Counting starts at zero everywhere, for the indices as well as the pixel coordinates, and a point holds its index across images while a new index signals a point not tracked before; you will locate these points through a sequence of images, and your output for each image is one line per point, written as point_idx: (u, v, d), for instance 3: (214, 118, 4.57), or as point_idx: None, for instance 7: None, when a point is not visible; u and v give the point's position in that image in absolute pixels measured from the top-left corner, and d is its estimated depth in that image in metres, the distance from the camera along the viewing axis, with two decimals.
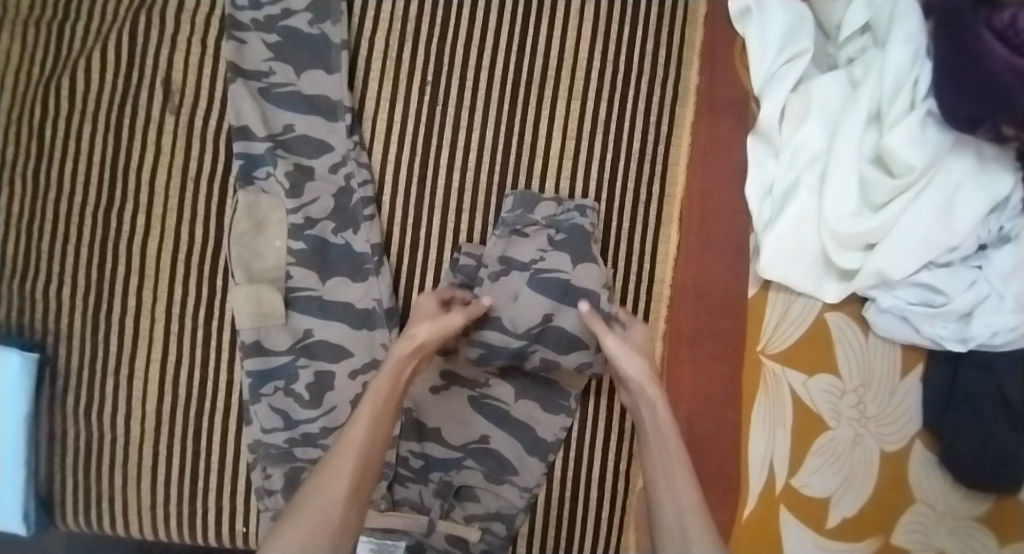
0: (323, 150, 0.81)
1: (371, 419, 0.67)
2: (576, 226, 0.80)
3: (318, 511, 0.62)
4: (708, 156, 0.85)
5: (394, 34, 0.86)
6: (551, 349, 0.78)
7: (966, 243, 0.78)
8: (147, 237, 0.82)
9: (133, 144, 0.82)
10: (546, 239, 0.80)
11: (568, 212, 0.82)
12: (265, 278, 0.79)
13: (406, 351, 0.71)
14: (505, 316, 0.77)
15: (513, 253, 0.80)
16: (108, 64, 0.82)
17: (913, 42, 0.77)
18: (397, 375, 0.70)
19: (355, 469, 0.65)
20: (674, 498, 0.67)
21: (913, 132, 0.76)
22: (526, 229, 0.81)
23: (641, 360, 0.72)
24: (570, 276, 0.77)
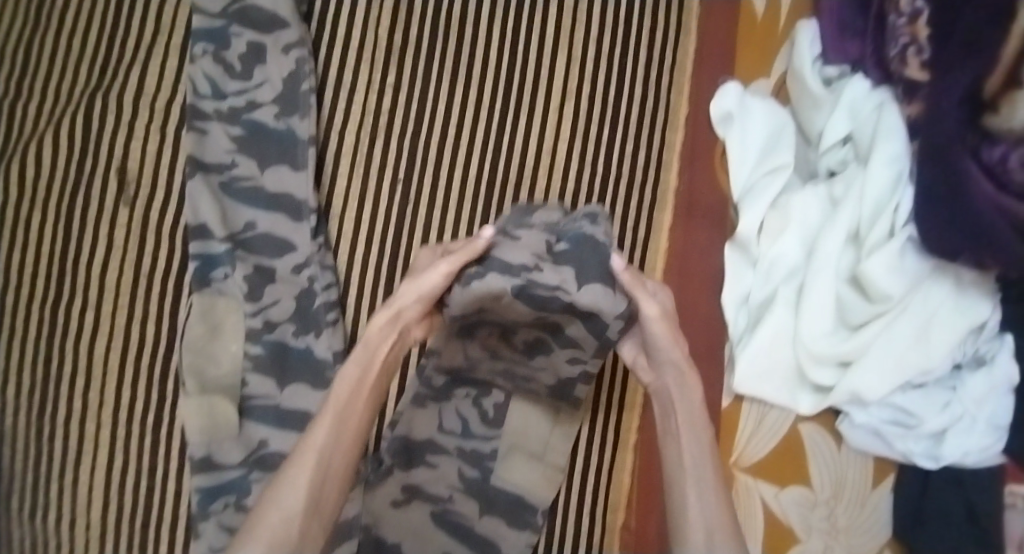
0: (285, 250, 0.77)
1: (336, 416, 0.59)
2: (582, 235, 0.64)
3: (269, 527, 0.55)
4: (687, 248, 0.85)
5: (365, 129, 0.84)
6: (546, 335, 0.70)
7: (938, 365, 0.74)
8: (95, 333, 0.77)
9: (85, 234, 0.78)
10: (542, 246, 0.64)
11: (576, 221, 0.66)
12: (218, 387, 0.74)
13: (383, 324, 0.63)
14: (487, 309, 0.67)
15: (497, 253, 0.63)
16: (61, 149, 0.78)
17: (897, 163, 0.75)
18: (369, 359, 0.62)
19: (313, 477, 0.57)
20: (703, 506, 0.58)
21: (891, 260, 0.74)
22: (517, 232, 0.66)
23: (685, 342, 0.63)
24: (574, 298, 0.61)
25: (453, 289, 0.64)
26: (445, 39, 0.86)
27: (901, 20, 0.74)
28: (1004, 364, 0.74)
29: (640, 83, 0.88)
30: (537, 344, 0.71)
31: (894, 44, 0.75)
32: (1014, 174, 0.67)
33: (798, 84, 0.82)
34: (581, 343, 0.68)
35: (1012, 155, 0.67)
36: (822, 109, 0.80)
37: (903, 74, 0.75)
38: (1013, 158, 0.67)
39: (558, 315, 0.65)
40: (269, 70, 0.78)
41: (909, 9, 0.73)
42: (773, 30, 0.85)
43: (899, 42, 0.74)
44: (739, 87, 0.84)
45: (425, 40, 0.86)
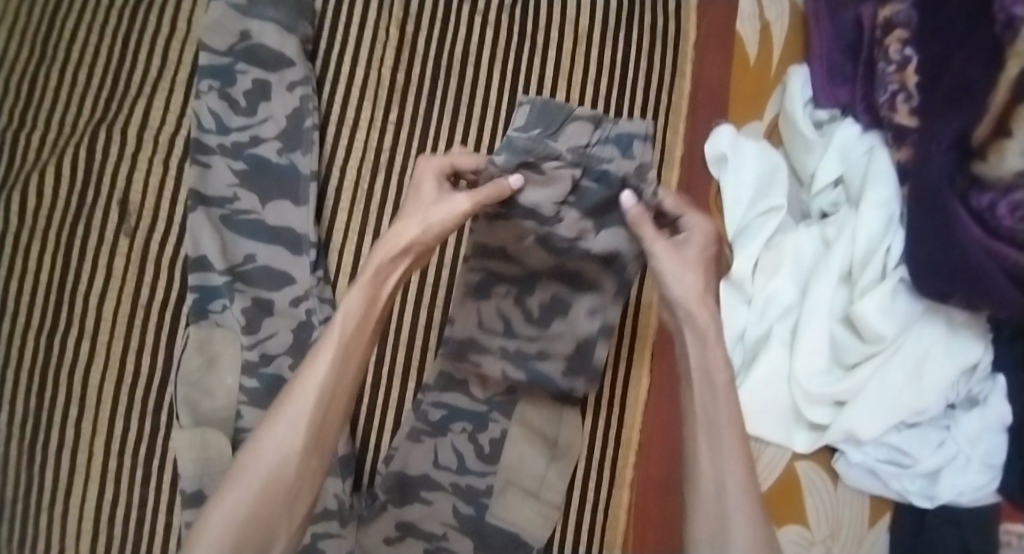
0: (285, 283, 0.78)
1: (338, 351, 0.59)
2: (609, 172, 0.66)
3: (265, 464, 0.55)
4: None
5: (367, 165, 0.82)
6: (564, 284, 0.76)
7: (932, 406, 0.75)
8: (90, 364, 0.76)
9: (84, 264, 0.78)
10: (568, 180, 0.66)
11: (601, 144, 0.67)
12: (212, 420, 0.74)
13: (392, 253, 0.62)
14: (509, 248, 0.75)
15: (525, 194, 0.67)
16: (63, 179, 0.79)
17: (886, 208, 0.77)
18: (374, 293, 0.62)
19: (314, 414, 0.57)
20: (717, 465, 0.58)
21: (884, 301, 0.75)
22: (545, 165, 0.65)
23: (694, 277, 0.62)
24: (591, 245, 0.71)
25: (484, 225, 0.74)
26: (447, 79, 0.84)
27: (889, 67, 0.77)
28: (996, 404, 0.75)
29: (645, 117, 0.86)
30: (556, 301, 0.77)
31: (883, 91, 0.77)
32: (1003, 220, 0.69)
33: (790, 128, 0.83)
34: (599, 285, 0.75)
35: (999, 203, 0.69)
36: (814, 151, 0.82)
37: (892, 120, 0.77)
38: (1001, 207, 0.69)
39: (581, 264, 0.74)
40: (274, 107, 0.79)
41: (897, 56, 0.76)
42: (766, 73, 0.87)
43: (888, 89, 0.77)
44: (732, 129, 0.85)
45: (428, 78, 0.84)
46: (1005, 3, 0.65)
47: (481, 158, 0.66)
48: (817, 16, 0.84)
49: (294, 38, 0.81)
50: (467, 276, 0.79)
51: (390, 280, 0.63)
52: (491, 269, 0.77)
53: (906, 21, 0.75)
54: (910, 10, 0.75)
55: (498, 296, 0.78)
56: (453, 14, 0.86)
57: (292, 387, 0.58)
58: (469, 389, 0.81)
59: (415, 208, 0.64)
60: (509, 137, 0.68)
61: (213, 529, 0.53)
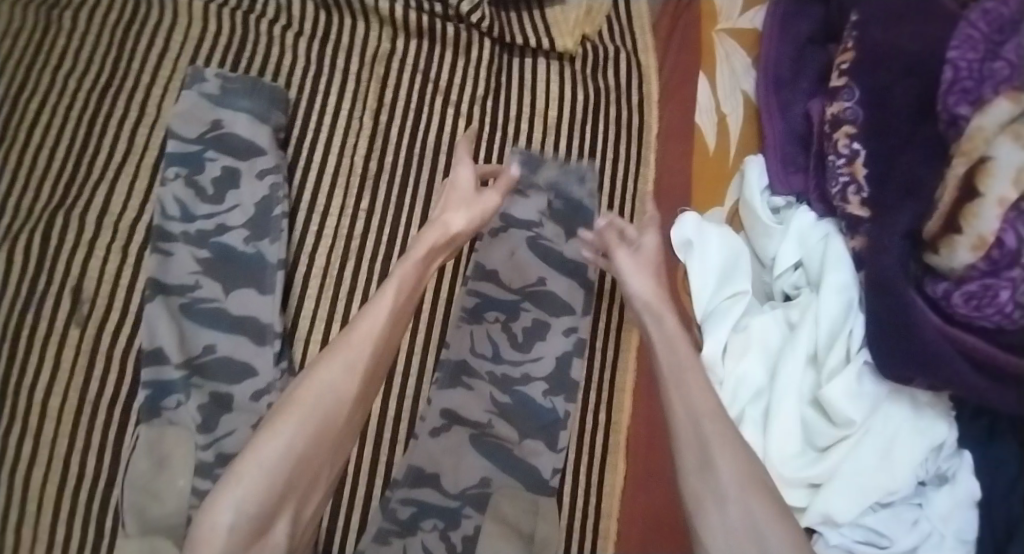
0: (246, 375, 0.74)
1: (395, 305, 0.66)
2: (572, 198, 0.87)
3: (319, 402, 0.60)
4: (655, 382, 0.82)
5: (336, 252, 0.81)
6: (545, 309, 0.83)
7: (905, 486, 0.74)
8: (31, 466, 0.70)
9: (30, 357, 0.73)
10: (545, 204, 0.86)
11: (569, 176, 0.87)
12: (160, 529, 0.69)
13: (438, 238, 0.72)
14: (503, 271, 0.84)
15: (513, 212, 0.86)
16: (14, 267, 0.74)
17: (845, 290, 0.78)
18: (429, 260, 0.71)
19: (368, 364, 0.63)
20: (690, 410, 0.64)
21: (851, 385, 0.75)
22: (528, 190, 0.86)
23: (650, 280, 0.74)
24: (564, 248, 0.85)
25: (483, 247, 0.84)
26: (420, 168, 0.85)
27: (840, 160, 0.81)
28: (965, 481, 0.75)
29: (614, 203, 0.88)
30: (537, 325, 0.82)
31: (835, 181, 0.81)
32: (959, 308, 0.70)
33: (751, 213, 0.85)
34: (573, 304, 0.83)
35: (954, 292, 0.70)
36: (773, 237, 0.83)
37: (845, 210, 0.80)
38: (956, 296, 0.70)
39: (558, 276, 0.84)
40: (242, 195, 0.78)
41: (846, 150, 0.81)
42: (724, 162, 0.89)
43: (839, 180, 0.81)
44: (695, 216, 0.85)
45: (400, 168, 0.85)
46: (948, 103, 0.72)
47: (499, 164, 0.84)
48: (769, 110, 0.89)
49: (267, 127, 0.80)
50: (462, 302, 0.83)
51: (436, 258, 0.72)
52: (486, 294, 0.83)
53: (854, 118, 0.81)
54: (857, 109, 0.81)
55: (489, 321, 0.82)
56: (428, 106, 0.88)
57: (349, 349, 0.63)
58: (440, 484, 0.77)
59: (444, 199, 0.75)
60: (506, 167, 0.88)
61: (270, 460, 0.57)
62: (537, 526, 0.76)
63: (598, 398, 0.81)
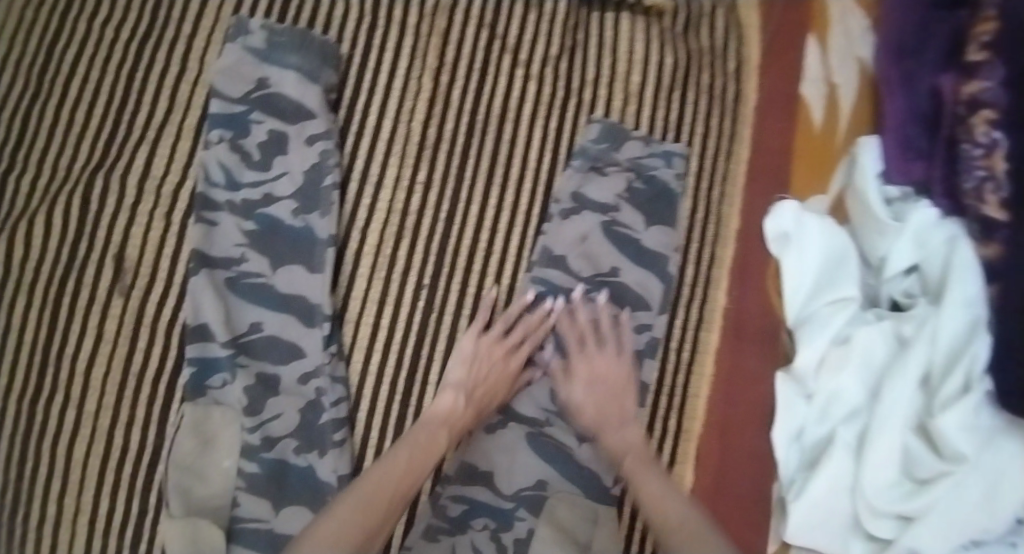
0: (293, 356, 0.70)
1: (481, 358, 0.70)
2: (656, 177, 0.76)
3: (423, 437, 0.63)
4: (729, 399, 0.76)
5: (390, 228, 0.74)
6: (616, 304, 0.73)
7: (1001, 525, 0.65)
8: (73, 440, 0.68)
9: (72, 326, 0.70)
10: (624, 183, 0.76)
11: (655, 155, 0.76)
12: (207, 509, 0.66)
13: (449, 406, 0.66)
14: (573, 257, 0.74)
15: (588, 191, 0.75)
16: (54, 230, 0.71)
17: (970, 306, 0.68)
18: (472, 393, 0.68)
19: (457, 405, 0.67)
20: (661, 487, 0.62)
21: (968, 415, 0.66)
22: (606, 167, 0.76)
23: (579, 388, 0.70)
24: (643, 236, 0.75)
25: (551, 231, 0.74)
26: (484, 137, 0.76)
27: (976, 150, 0.69)
28: None
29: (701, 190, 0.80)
30: None
31: (968, 176, 0.70)
32: None
33: (862, 207, 0.75)
34: (648, 297, 0.74)
35: None
36: (887, 236, 0.74)
37: (980, 211, 0.70)
38: None
39: (635, 268, 0.74)
40: (291, 162, 0.72)
41: (985, 139, 0.69)
42: (831, 141, 0.79)
43: (975, 175, 0.70)
44: (796, 204, 0.76)
45: (462, 137, 0.76)
46: None
47: (569, 187, 0.75)
48: (890, 86, 0.76)
49: (316, 88, 0.73)
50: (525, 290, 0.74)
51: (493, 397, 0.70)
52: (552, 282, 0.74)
53: (995, 100, 0.68)
54: (1000, 90, 0.67)
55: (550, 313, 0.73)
56: (494, 67, 0.78)
57: (398, 469, 0.59)
58: (494, 483, 0.70)
59: (467, 366, 0.69)
60: (582, 147, 0.76)
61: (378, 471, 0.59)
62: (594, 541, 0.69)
63: (671, 399, 0.77)
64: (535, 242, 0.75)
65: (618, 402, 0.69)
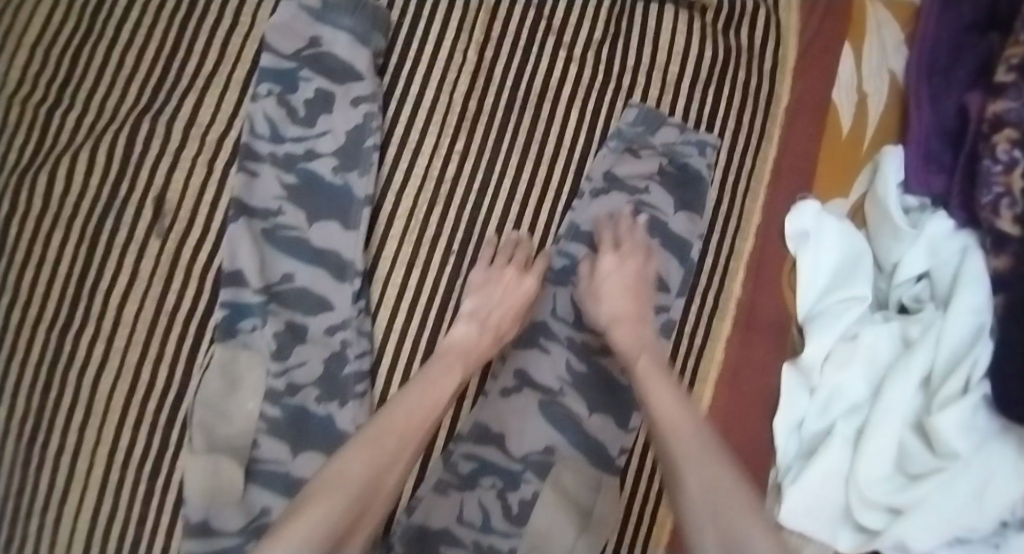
0: (323, 308, 0.72)
1: (484, 289, 0.70)
2: (687, 165, 0.78)
3: (428, 377, 0.63)
4: (743, 359, 0.78)
5: (425, 194, 0.76)
6: None
7: (986, 525, 0.69)
8: (101, 370, 0.71)
9: (108, 261, 0.72)
10: (656, 166, 0.79)
11: (688, 143, 0.79)
12: (227, 447, 0.68)
13: (463, 335, 0.67)
14: None
15: (619, 171, 0.78)
16: (97, 166, 0.73)
17: (977, 315, 0.71)
18: (483, 323, 0.68)
19: (468, 335, 0.67)
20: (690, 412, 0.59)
21: (965, 417, 0.69)
22: (640, 150, 0.79)
23: (605, 305, 0.69)
24: (670, 221, 0.78)
25: (581, 206, 0.77)
26: (522, 114, 0.79)
27: (995, 166, 0.72)
28: None
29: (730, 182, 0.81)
30: None
31: (985, 191, 0.72)
32: None
33: (880, 211, 0.78)
34: (668, 281, 0.76)
35: None
36: (903, 241, 0.76)
37: (993, 225, 0.72)
38: None
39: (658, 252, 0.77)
40: (335, 120, 0.74)
41: (1005, 157, 0.71)
42: (858, 146, 0.82)
43: (992, 191, 0.72)
44: (817, 205, 0.79)
45: (501, 112, 0.78)
46: None
47: (606, 161, 0.78)
48: (919, 96, 0.79)
49: (367, 50, 0.75)
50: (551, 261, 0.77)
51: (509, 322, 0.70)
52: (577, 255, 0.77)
53: (1019, 120, 0.71)
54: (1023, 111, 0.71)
55: (575, 285, 0.76)
56: (537, 46, 0.80)
57: (412, 411, 0.59)
58: (505, 444, 0.73)
59: (480, 294, 0.70)
60: (617, 129, 0.79)
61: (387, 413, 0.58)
62: (578, 539, 0.70)
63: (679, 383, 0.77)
64: (563, 218, 0.78)
65: (636, 293, 0.69)
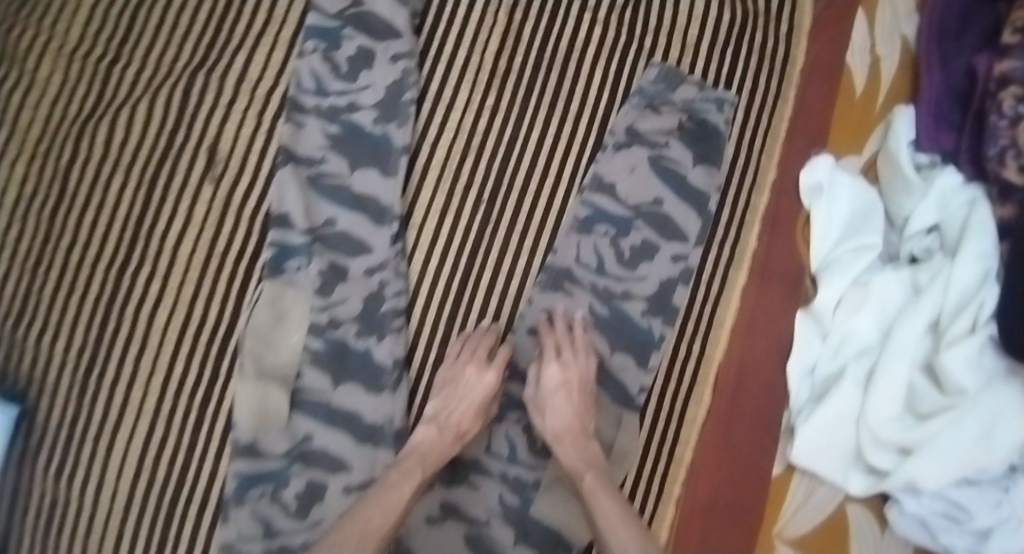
0: (362, 250, 0.77)
1: (444, 397, 0.74)
2: (706, 121, 0.83)
3: (394, 482, 0.66)
4: (742, 381, 0.81)
5: (457, 146, 0.81)
6: (657, 231, 0.81)
7: (995, 465, 0.72)
8: (158, 304, 0.77)
9: (164, 205, 0.78)
10: (676, 122, 0.83)
11: (707, 100, 0.83)
12: (274, 375, 0.74)
13: (429, 435, 0.71)
14: (621, 185, 0.81)
15: (641, 126, 0.82)
16: (155, 118, 0.79)
17: (984, 261, 0.75)
18: (443, 425, 0.72)
19: (433, 438, 0.71)
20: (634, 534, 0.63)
21: (972, 353, 0.73)
22: (661, 106, 0.83)
23: (552, 413, 0.73)
24: (689, 173, 0.82)
25: (602, 158, 0.82)
26: (549, 73, 0.83)
27: (1001, 121, 0.75)
28: None
29: (747, 138, 0.84)
30: (646, 246, 0.81)
31: (992, 143, 0.76)
32: None
33: (892, 167, 0.82)
34: (687, 231, 0.81)
35: None
36: (914, 195, 0.80)
37: (999, 175, 0.75)
38: None
39: (677, 203, 0.81)
40: (374, 76, 0.79)
41: (1010, 112, 0.75)
42: (871, 106, 0.86)
43: (998, 143, 0.75)
44: (832, 160, 0.83)
45: (529, 71, 0.83)
46: None
47: (627, 117, 0.83)
48: (930, 59, 0.82)
49: (405, 10, 0.80)
50: (575, 211, 0.81)
51: (474, 418, 0.73)
52: (599, 205, 0.81)
53: (1023, 79, 0.75)
54: None
55: (598, 234, 0.80)
56: (564, 10, 0.85)
57: (374, 517, 0.63)
58: None
59: (443, 398, 0.74)
60: (639, 87, 0.84)
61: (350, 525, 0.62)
62: None
63: (696, 327, 0.82)
64: (588, 170, 0.82)
65: (579, 407, 0.73)
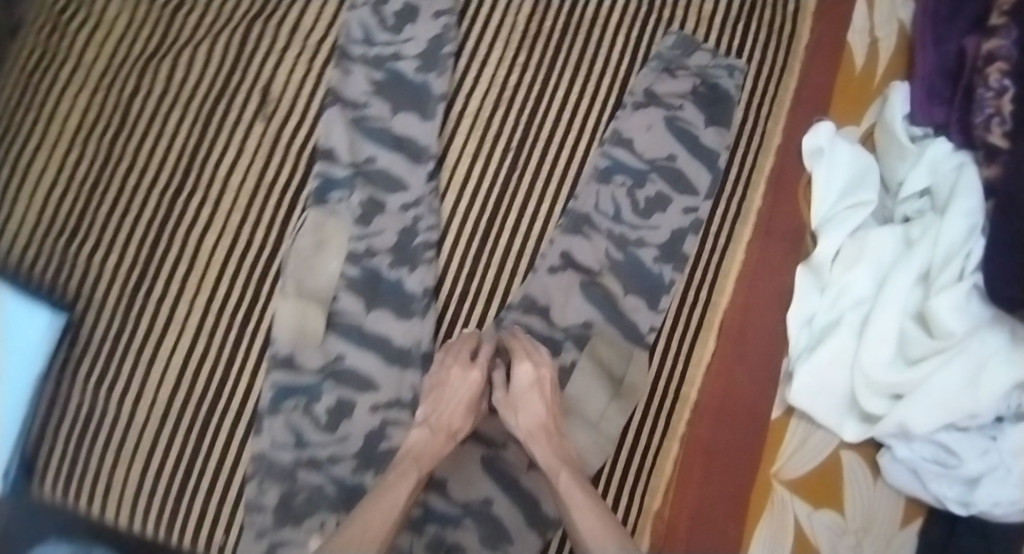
0: (399, 187, 0.84)
1: (433, 401, 0.77)
2: (718, 87, 0.91)
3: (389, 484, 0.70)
4: (745, 325, 0.86)
5: (489, 98, 0.88)
6: (670, 184, 0.88)
7: (986, 412, 0.77)
8: (206, 227, 0.83)
9: (217, 138, 0.85)
10: (690, 86, 0.90)
11: (719, 68, 0.91)
12: (313, 295, 0.80)
13: (423, 437, 0.75)
14: (638, 140, 0.88)
15: (658, 89, 0.90)
16: (213, 60, 0.86)
17: (970, 218, 0.81)
18: (436, 426, 0.76)
19: (424, 443, 0.75)
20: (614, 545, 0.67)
21: (959, 300, 0.78)
22: (677, 71, 0.90)
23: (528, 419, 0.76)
24: (701, 133, 0.89)
25: (621, 117, 0.89)
26: (576, 37, 0.91)
27: (987, 93, 0.82)
28: None
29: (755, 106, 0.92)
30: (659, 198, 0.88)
31: (979, 113, 0.83)
32: None
33: (888, 136, 0.89)
34: (697, 186, 0.88)
35: None
36: (907, 161, 0.87)
37: (986, 140, 0.82)
38: None
39: (689, 160, 0.89)
40: (418, 30, 0.87)
41: (995, 85, 0.82)
42: (869, 83, 0.94)
43: (984, 112, 0.82)
44: (832, 127, 0.90)
45: (557, 34, 0.91)
46: None
47: (646, 80, 0.90)
48: (923, 41, 0.90)
49: None
50: (596, 162, 0.88)
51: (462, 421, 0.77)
52: (618, 158, 0.88)
53: (1008, 55, 0.81)
54: (1012, 47, 0.81)
55: (615, 184, 0.87)
56: None
57: (373, 521, 0.67)
58: (550, 317, 0.84)
59: (432, 404, 0.77)
60: (658, 53, 0.91)
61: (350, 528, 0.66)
62: (607, 407, 0.82)
63: (703, 276, 0.88)
64: (607, 127, 0.89)
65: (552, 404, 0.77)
